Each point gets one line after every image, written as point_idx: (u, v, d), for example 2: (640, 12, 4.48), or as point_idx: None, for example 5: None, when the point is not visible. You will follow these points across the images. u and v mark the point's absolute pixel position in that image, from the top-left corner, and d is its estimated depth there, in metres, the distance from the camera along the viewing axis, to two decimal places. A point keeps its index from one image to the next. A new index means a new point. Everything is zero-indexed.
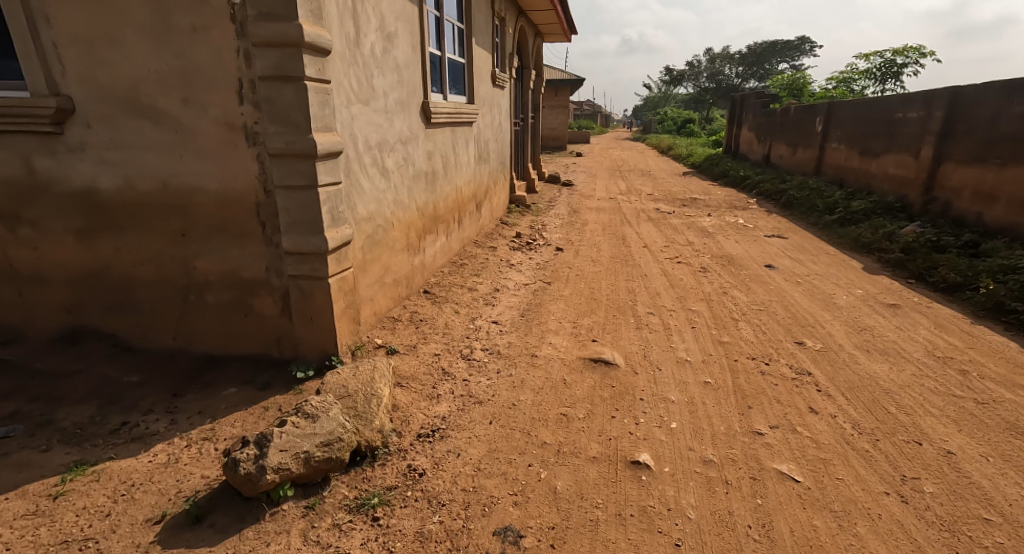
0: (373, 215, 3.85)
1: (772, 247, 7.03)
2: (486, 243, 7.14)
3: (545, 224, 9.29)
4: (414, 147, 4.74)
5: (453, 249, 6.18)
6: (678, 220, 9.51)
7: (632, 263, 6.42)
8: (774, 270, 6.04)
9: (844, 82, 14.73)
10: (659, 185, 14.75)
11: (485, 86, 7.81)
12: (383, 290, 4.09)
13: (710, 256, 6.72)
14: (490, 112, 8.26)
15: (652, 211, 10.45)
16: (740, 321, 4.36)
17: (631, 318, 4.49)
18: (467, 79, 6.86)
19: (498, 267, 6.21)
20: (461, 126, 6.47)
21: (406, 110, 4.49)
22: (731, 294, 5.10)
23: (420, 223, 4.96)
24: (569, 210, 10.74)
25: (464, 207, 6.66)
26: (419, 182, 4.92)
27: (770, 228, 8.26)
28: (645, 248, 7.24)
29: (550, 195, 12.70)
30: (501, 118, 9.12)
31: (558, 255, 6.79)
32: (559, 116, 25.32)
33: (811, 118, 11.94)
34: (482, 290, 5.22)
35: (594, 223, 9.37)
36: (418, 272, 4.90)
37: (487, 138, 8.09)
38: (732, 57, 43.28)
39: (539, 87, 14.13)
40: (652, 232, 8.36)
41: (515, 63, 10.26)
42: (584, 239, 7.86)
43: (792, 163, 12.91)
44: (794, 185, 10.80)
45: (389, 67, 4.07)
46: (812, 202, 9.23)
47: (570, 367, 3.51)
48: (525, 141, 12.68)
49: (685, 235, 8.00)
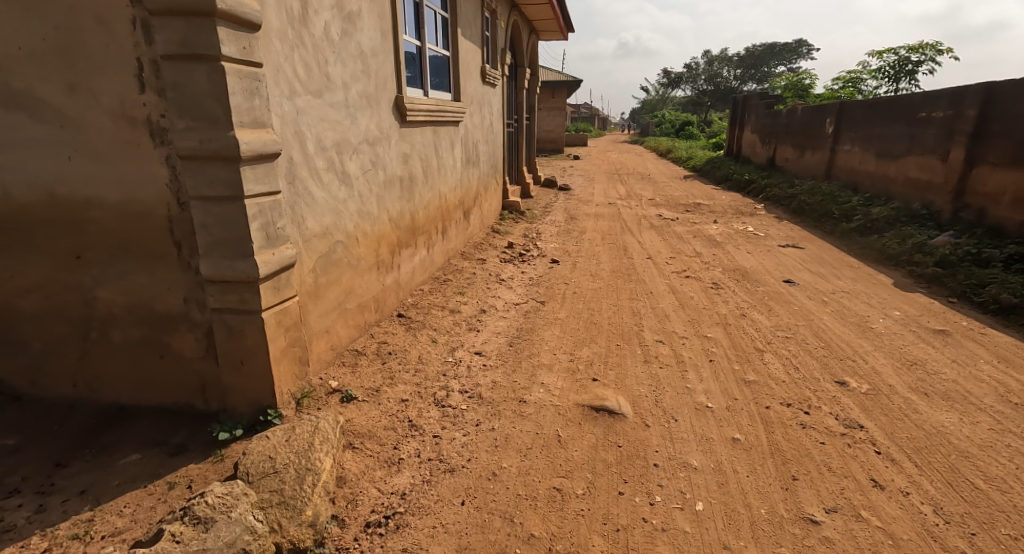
0: (330, 230, 3.21)
1: (787, 260, 6.41)
2: (474, 256, 6.49)
3: (540, 232, 8.66)
4: (387, 149, 4.11)
5: (436, 263, 5.53)
6: (682, 227, 8.89)
7: (636, 278, 5.79)
8: (794, 286, 5.42)
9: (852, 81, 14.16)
10: (660, 190, 14.14)
11: (474, 84, 7.19)
12: (344, 318, 3.44)
13: (721, 269, 6.10)
14: (480, 112, 7.65)
15: (654, 218, 9.83)
16: (765, 352, 3.73)
17: (638, 347, 3.86)
18: (453, 75, 6.23)
19: (486, 283, 5.57)
20: (446, 126, 5.85)
21: (375, 106, 3.87)
22: (750, 317, 4.48)
23: (393, 235, 4.33)
24: (566, 216, 10.12)
25: (449, 217, 6.03)
26: (392, 189, 4.29)
27: (783, 238, 7.65)
28: (649, 259, 6.62)
29: (546, 200, 12.08)
30: (493, 119, 8.49)
31: (553, 269, 6.16)
32: (556, 118, 24.72)
33: (820, 119, 11.34)
34: (465, 312, 4.58)
35: (593, 231, 8.74)
36: (390, 292, 4.25)
37: (476, 140, 7.47)
38: (731, 59, 42.83)
39: (535, 88, 13.51)
40: (656, 242, 7.73)
41: (508, 60, 9.63)
42: (582, 250, 7.23)
43: (800, 166, 12.30)
44: (804, 190, 10.20)
45: (351, 54, 3.44)
46: (826, 208, 8.62)
47: (567, 418, 2.87)
48: (520, 144, 12.06)
49: (691, 245, 7.37)
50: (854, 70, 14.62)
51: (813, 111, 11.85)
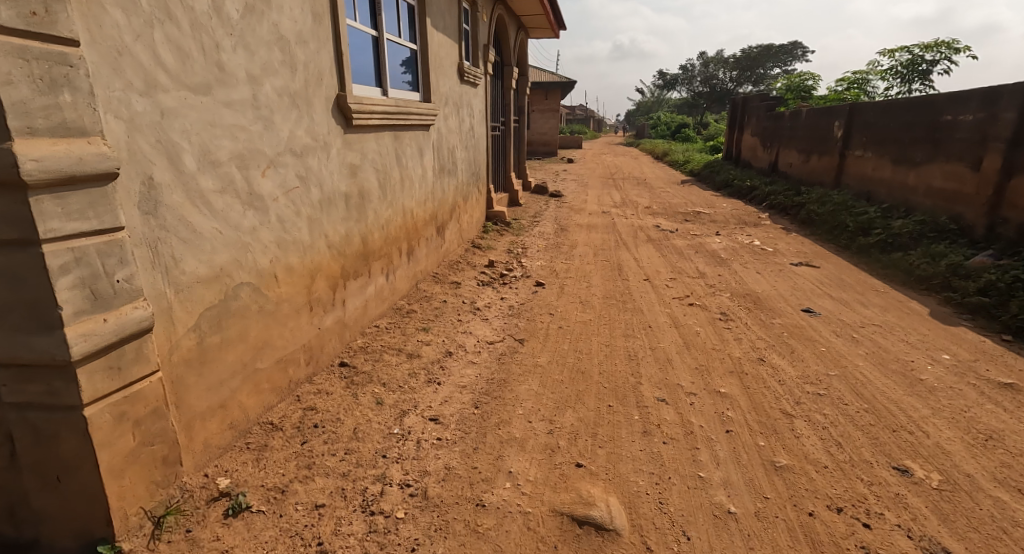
0: (229, 272, 2.42)
1: (803, 283, 5.67)
2: (447, 279, 5.71)
3: (526, 246, 7.89)
4: (323, 161, 3.34)
5: (397, 291, 4.74)
6: (681, 241, 8.14)
7: (632, 307, 5.01)
8: (816, 317, 4.66)
9: (857, 83, 13.50)
10: (656, 196, 13.41)
11: (449, 82, 6.44)
12: (253, 383, 2.63)
13: (729, 294, 5.35)
14: (457, 114, 6.90)
15: (651, 229, 9.09)
16: (794, 417, 2.97)
17: (635, 409, 3.09)
18: (421, 72, 5.46)
19: (457, 315, 4.78)
20: (411, 131, 5.08)
21: (305, 108, 3.10)
22: (770, 361, 3.71)
23: (335, 266, 3.54)
24: (556, 227, 9.36)
25: (415, 236, 5.26)
26: (333, 209, 3.51)
27: (794, 255, 6.92)
28: (646, 282, 5.86)
29: (535, 208, 11.33)
30: (473, 121, 7.72)
31: (537, 294, 5.39)
32: (549, 120, 24.02)
33: (827, 122, 10.64)
34: (425, 359, 3.79)
35: (584, 244, 7.98)
36: (329, 336, 3.45)
37: (452, 146, 6.70)
38: (727, 61, 42.33)
39: (524, 88, 12.77)
40: (653, 259, 6.98)
41: (492, 57, 8.87)
42: (572, 268, 6.47)
43: (806, 172, 11.58)
44: (811, 199, 9.47)
45: (265, 40, 2.67)
46: (839, 220, 7.88)
47: (539, 537, 2.11)
48: (507, 148, 11.31)
49: (693, 263, 6.63)
50: (861, 72, 13.91)
51: (820, 114, 11.13)
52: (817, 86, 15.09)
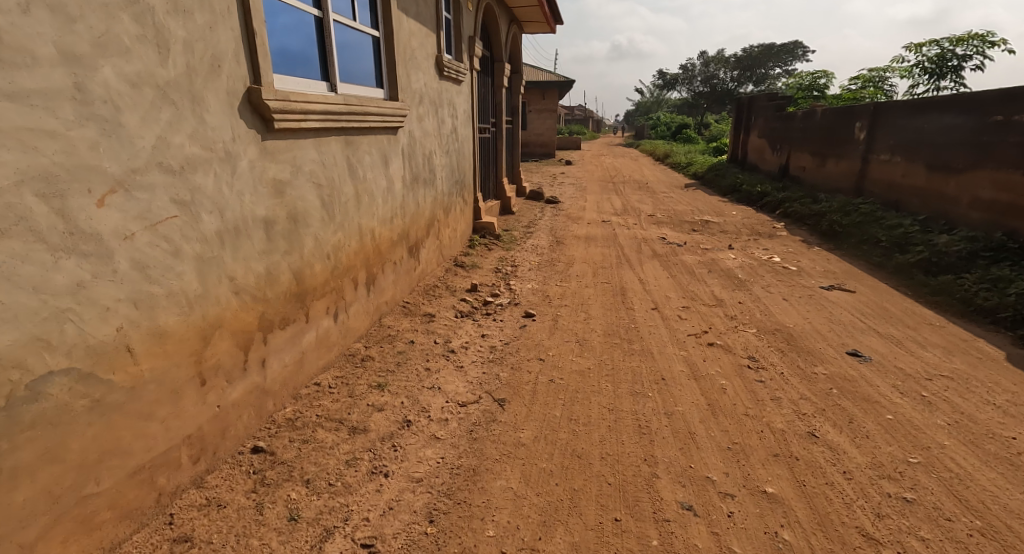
0: (18, 360, 1.59)
1: (838, 315, 4.82)
2: (418, 310, 4.83)
3: (517, 263, 7.03)
4: (225, 177, 2.46)
5: (351, 332, 3.85)
6: (690, 257, 7.29)
7: (639, 349, 4.14)
8: (865, 364, 3.80)
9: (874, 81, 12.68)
10: (659, 203, 12.56)
11: (425, 77, 5.56)
12: (80, 520, 1.79)
13: (755, 329, 4.50)
14: (436, 116, 6.04)
15: (656, 242, 8.25)
16: (883, 545, 2.10)
17: (653, 527, 2.22)
18: (384, 65, 4.58)
19: (426, 361, 3.90)
20: (372, 135, 4.21)
21: (187, 105, 2.22)
22: (823, 437, 2.84)
23: (249, 316, 2.65)
24: (551, 239, 8.51)
25: (378, 262, 4.38)
26: (244, 241, 2.62)
27: (821, 276, 6.09)
28: (653, 313, 5.00)
29: (530, 217, 10.48)
30: (456, 123, 6.85)
31: (525, 331, 4.52)
32: (547, 120, 23.18)
33: (847, 123, 9.80)
34: (374, 434, 2.90)
35: (582, 261, 7.13)
36: (239, 413, 2.57)
37: (430, 152, 5.83)
38: (728, 61, 41.57)
39: (517, 87, 11.92)
40: (661, 280, 6.13)
41: (479, 51, 7.99)
42: (568, 294, 5.62)
43: (822, 178, 10.75)
44: (832, 208, 8.62)
45: (101, 1, 1.80)
46: (868, 235, 7.03)
47: None
48: (499, 152, 10.47)
49: (707, 286, 5.78)
50: (876, 70, 13.16)
51: (837, 114, 10.29)
52: (829, 84, 14.21)
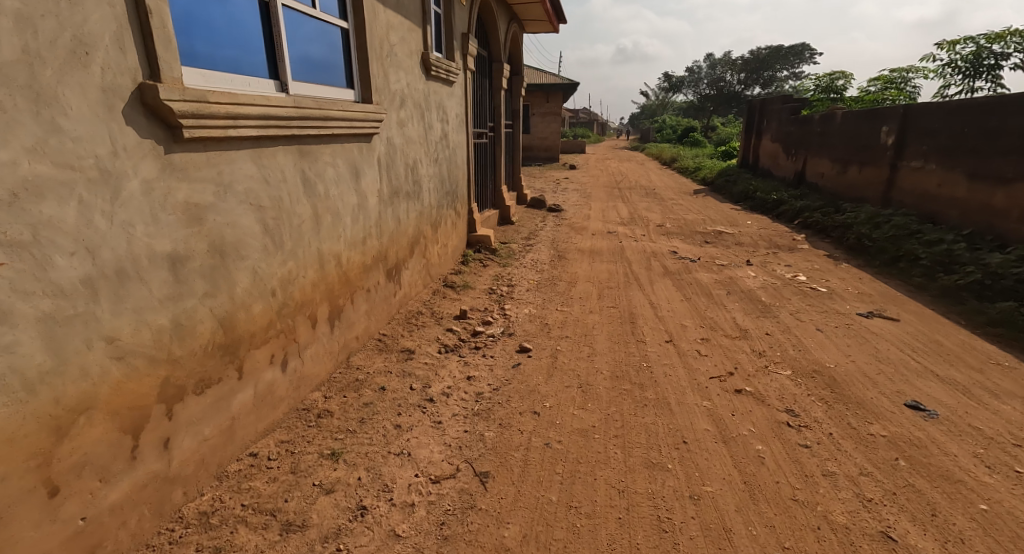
0: None
1: (884, 351, 4.15)
2: (395, 346, 4.17)
3: (514, 283, 6.39)
4: (97, 204, 1.80)
5: (307, 381, 3.19)
6: (706, 276, 6.66)
7: (653, 398, 3.49)
8: (932, 424, 3.13)
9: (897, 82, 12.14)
10: (668, 211, 11.93)
11: (409, 77, 4.93)
12: None
13: (789, 373, 3.84)
14: (422, 121, 5.42)
15: (667, 257, 7.64)
16: None
17: None
18: (356, 60, 3.93)
19: (397, 415, 3.24)
20: (337, 144, 3.55)
21: (25, 106, 1.60)
22: (905, 544, 2.22)
23: (140, 388, 1.99)
24: (552, 253, 7.90)
25: (344, 292, 3.71)
26: (133, 288, 1.94)
27: (856, 300, 5.47)
28: (668, 348, 4.35)
29: (530, 228, 9.86)
30: (445, 128, 6.22)
31: (519, 374, 3.87)
32: (551, 124, 22.59)
33: (876, 126, 9.27)
34: (315, 533, 2.24)
35: (587, 280, 6.52)
36: (121, 520, 1.93)
37: (415, 162, 5.21)
38: (735, 64, 41.04)
39: (518, 88, 11.31)
40: (675, 304, 5.51)
41: (474, 49, 7.36)
42: (570, 322, 5.00)
43: (845, 185, 10.16)
44: (859, 220, 8.00)
45: None
46: (907, 251, 6.48)
47: None
48: (497, 158, 9.86)
49: (727, 313, 5.15)
50: (899, 70, 12.76)
51: (859, 118, 9.91)
52: (847, 85, 13.56)
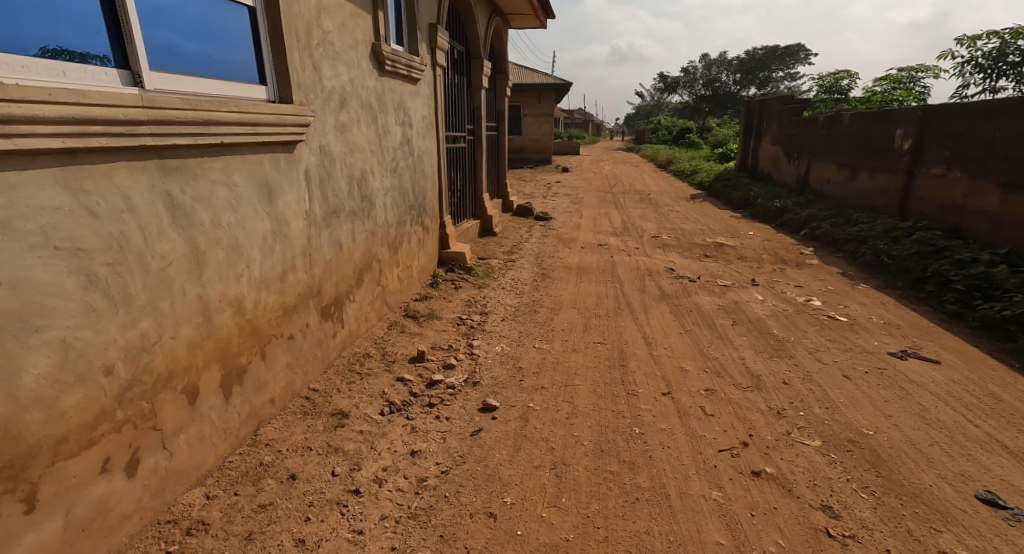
0: None
1: (930, 408, 3.37)
2: (326, 408, 3.34)
3: (487, 311, 5.59)
4: None
5: (179, 478, 2.36)
6: (708, 301, 5.90)
7: (647, 487, 2.70)
8: (1020, 535, 2.34)
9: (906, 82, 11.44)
10: (664, 219, 11.18)
11: (353, 72, 4.13)
12: None
13: (818, 443, 3.04)
14: (375, 124, 4.62)
15: (664, 276, 6.88)
16: None
17: None
18: (270, 46, 3.12)
19: (303, 522, 2.41)
20: (234, 155, 2.73)
21: None
22: None
23: None
24: (536, 272, 7.12)
25: (247, 347, 2.87)
26: None
27: (883, 333, 4.72)
28: (665, 405, 3.56)
29: (514, 239, 9.10)
30: (406, 132, 5.40)
31: (477, 448, 3.06)
32: (543, 125, 21.80)
33: (890, 129, 8.53)
34: None
35: (573, 306, 5.73)
36: None
37: (363, 173, 4.41)
38: (731, 64, 40.43)
39: (503, 88, 10.52)
40: (674, 340, 4.74)
41: (446, 42, 6.54)
42: (549, 365, 4.21)
43: (855, 193, 9.44)
44: (875, 232, 7.30)
45: None
46: (934, 271, 5.75)
47: None
48: (477, 164, 9.07)
49: (735, 353, 4.39)
50: (907, 70, 12.08)
51: (870, 120, 9.20)
52: (852, 85, 12.84)
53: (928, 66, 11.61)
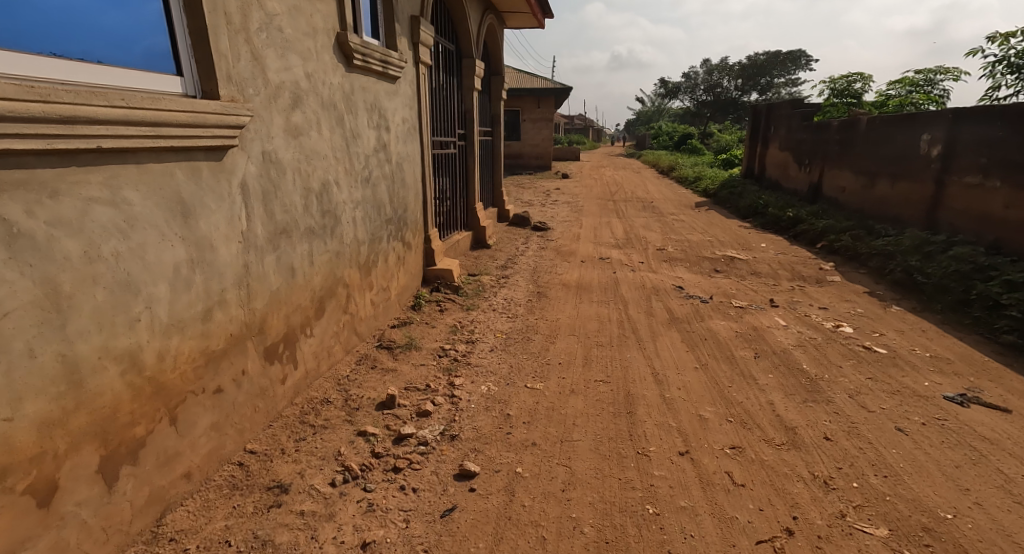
0: None
1: (1016, 479, 2.72)
2: (262, 478, 2.68)
3: (474, 339, 4.94)
4: None
5: None
6: (724, 326, 5.25)
7: None
8: None
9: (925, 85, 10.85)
10: (669, 229, 10.55)
11: (311, 66, 3.50)
12: None
13: (883, 533, 2.38)
14: (340, 127, 3.98)
15: (673, 296, 6.25)
16: None
17: None
18: (190, 26, 2.47)
19: None
20: (126, 163, 2.09)
21: None
22: None
23: None
24: (532, 290, 6.49)
25: (150, 412, 2.20)
26: None
27: (932, 369, 4.08)
28: (684, 469, 2.90)
29: (510, 252, 8.47)
30: (380, 136, 4.76)
31: (449, 538, 2.40)
32: (542, 130, 21.20)
33: (915, 134, 7.92)
34: None
35: (572, 333, 5.09)
36: None
37: (325, 184, 3.77)
38: (733, 70, 40.02)
39: (498, 90, 9.90)
40: (689, 378, 4.09)
41: (431, 37, 5.92)
42: (544, 413, 3.57)
43: (875, 203, 8.82)
44: (904, 247, 6.68)
45: None
46: (981, 293, 5.11)
47: None
48: (469, 172, 8.44)
49: (761, 396, 3.74)
50: (925, 72, 11.50)
51: (891, 125, 8.57)
52: (865, 89, 12.26)
53: (947, 68, 11.00)
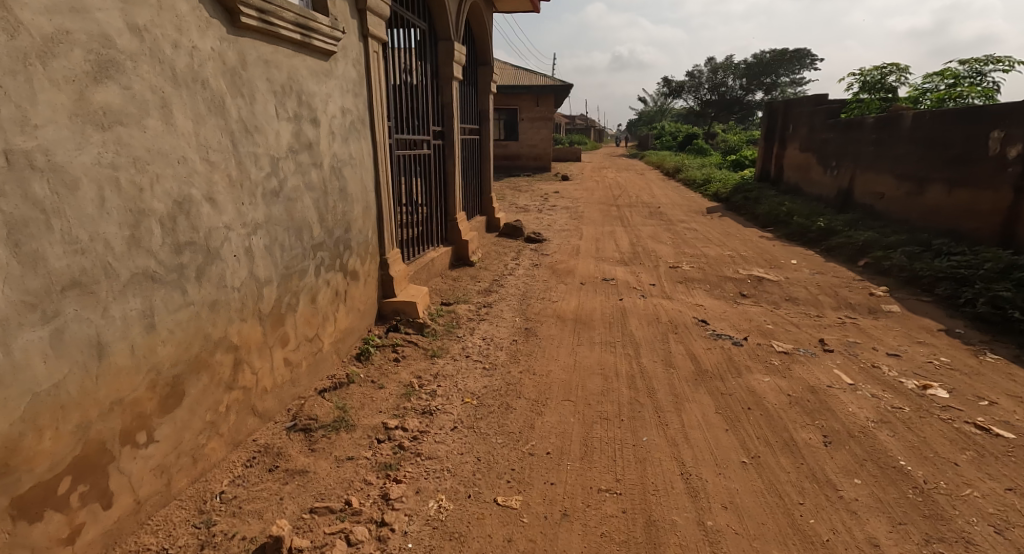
0: None
1: None
2: None
3: (433, 407, 3.61)
4: None
5: None
6: (769, 385, 3.92)
7: None
8: None
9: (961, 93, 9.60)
10: (681, 240, 9.24)
11: (144, 16, 2.20)
12: None
13: None
14: (218, 114, 2.66)
15: (696, 334, 4.93)
16: None
17: None
18: None
19: None
20: None
21: None
22: None
23: None
24: (518, 325, 5.16)
25: None
26: None
27: None
28: None
29: (496, 271, 7.16)
30: (300, 128, 3.43)
31: None
32: (540, 130, 19.89)
33: (982, 131, 6.60)
34: None
35: (569, 397, 3.76)
36: None
37: (183, 200, 2.45)
38: (737, 68, 38.71)
39: (486, 82, 8.62)
40: (735, 485, 2.78)
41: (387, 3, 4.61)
42: None
43: (925, 213, 7.50)
44: (986, 272, 5.36)
45: None
46: None
47: None
48: (448, 176, 7.14)
49: (854, 531, 2.42)
50: (971, 62, 10.15)
51: (947, 121, 7.24)
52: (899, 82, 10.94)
53: (997, 58, 9.67)
